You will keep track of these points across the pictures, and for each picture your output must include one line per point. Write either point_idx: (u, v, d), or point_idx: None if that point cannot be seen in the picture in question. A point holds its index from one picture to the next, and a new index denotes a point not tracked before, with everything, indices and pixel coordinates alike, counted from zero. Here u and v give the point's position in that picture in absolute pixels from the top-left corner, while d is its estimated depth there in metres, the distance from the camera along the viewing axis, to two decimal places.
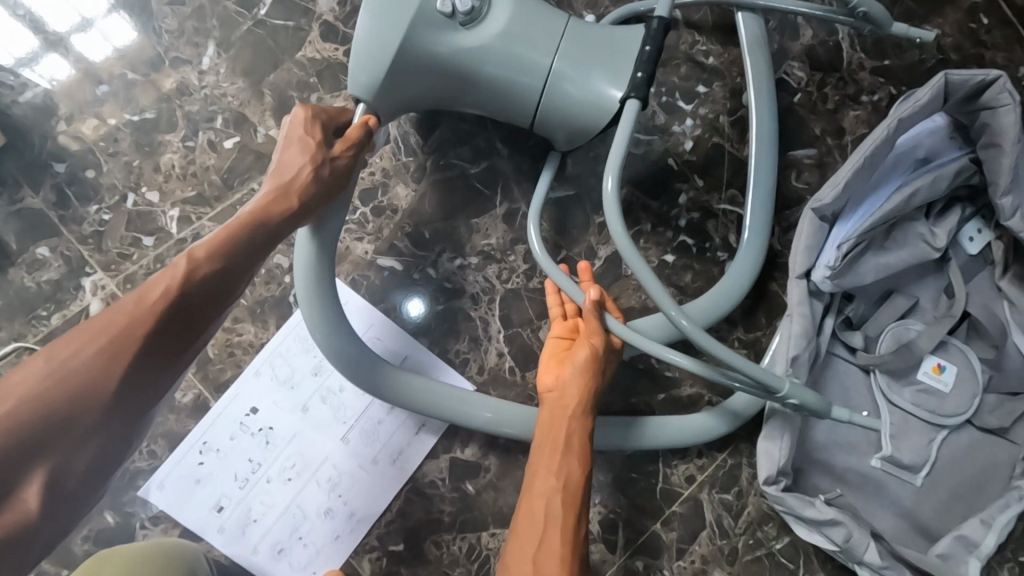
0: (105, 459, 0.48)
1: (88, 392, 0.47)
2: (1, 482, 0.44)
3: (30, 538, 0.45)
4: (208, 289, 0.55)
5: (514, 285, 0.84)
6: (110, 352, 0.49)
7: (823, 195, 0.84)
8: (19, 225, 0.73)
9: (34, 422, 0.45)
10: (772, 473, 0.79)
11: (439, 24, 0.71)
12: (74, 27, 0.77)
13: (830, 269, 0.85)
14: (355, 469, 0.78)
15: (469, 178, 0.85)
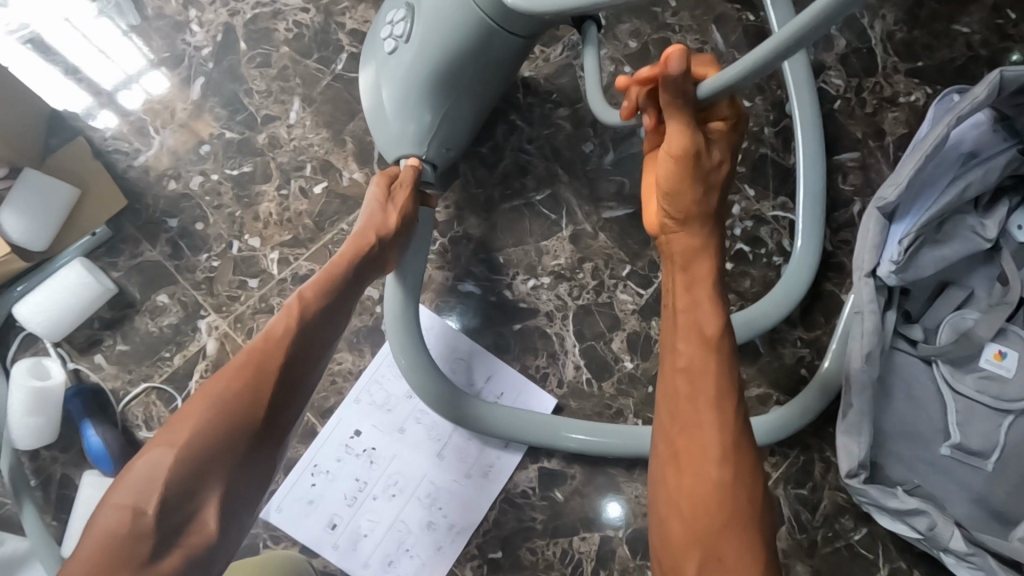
0: (260, 480, 0.55)
1: (242, 421, 0.55)
2: (181, 509, 0.50)
3: (214, 554, 0.51)
4: (317, 322, 0.63)
5: (585, 301, 0.90)
6: (250, 384, 0.56)
7: (886, 192, 0.89)
8: (141, 276, 0.81)
9: (203, 452, 0.52)
10: (854, 466, 0.83)
11: (394, 61, 0.79)
12: (118, 83, 0.86)
13: (895, 263, 0.89)
14: (451, 483, 0.83)
15: (535, 205, 0.91)
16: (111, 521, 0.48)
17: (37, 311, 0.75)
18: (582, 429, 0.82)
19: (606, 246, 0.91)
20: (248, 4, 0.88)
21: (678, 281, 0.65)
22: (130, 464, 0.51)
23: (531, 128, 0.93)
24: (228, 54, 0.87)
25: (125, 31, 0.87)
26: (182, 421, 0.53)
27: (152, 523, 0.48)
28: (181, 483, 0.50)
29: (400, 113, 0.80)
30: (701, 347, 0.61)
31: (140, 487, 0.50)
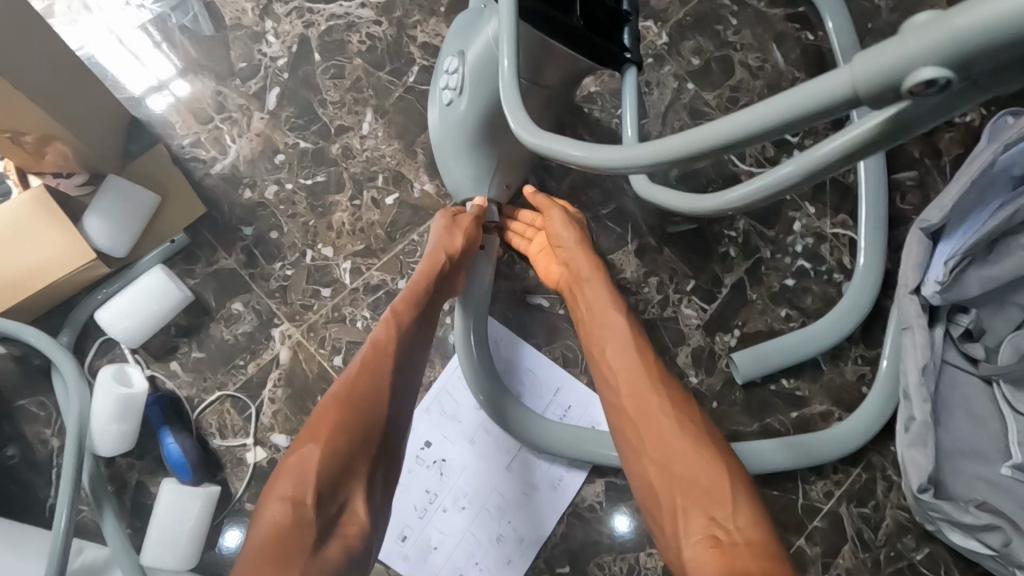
0: (392, 474, 0.60)
1: (375, 420, 0.59)
2: (336, 499, 0.54)
3: (366, 543, 0.55)
4: (416, 331, 0.67)
5: (651, 315, 0.92)
6: (374, 381, 0.61)
7: (929, 215, 0.90)
8: (217, 284, 0.81)
9: (347, 443, 0.56)
10: (924, 481, 0.82)
11: (449, 108, 0.81)
12: (149, 89, 0.86)
13: (940, 284, 0.89)
14: (521, 496, 0.83)
15: (602, 218, 0.93)
16: (276, 514, 0.51)
17: (118, 317, 0.75)
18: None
19: (670, 260, 0.93)
20: (323, 16, 0.89)
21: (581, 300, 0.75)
22: (284, 463, 0.54)
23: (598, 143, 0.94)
24: (303, 65, 0.88)
25: (157, 41, 0.88)
26: (323, 422, 0.57)
27: (315, 514, 0.52)
28: (333, 473, 0.54)
29: (456, 157, 0.82)
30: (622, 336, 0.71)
31: (296, 482, 0.53)
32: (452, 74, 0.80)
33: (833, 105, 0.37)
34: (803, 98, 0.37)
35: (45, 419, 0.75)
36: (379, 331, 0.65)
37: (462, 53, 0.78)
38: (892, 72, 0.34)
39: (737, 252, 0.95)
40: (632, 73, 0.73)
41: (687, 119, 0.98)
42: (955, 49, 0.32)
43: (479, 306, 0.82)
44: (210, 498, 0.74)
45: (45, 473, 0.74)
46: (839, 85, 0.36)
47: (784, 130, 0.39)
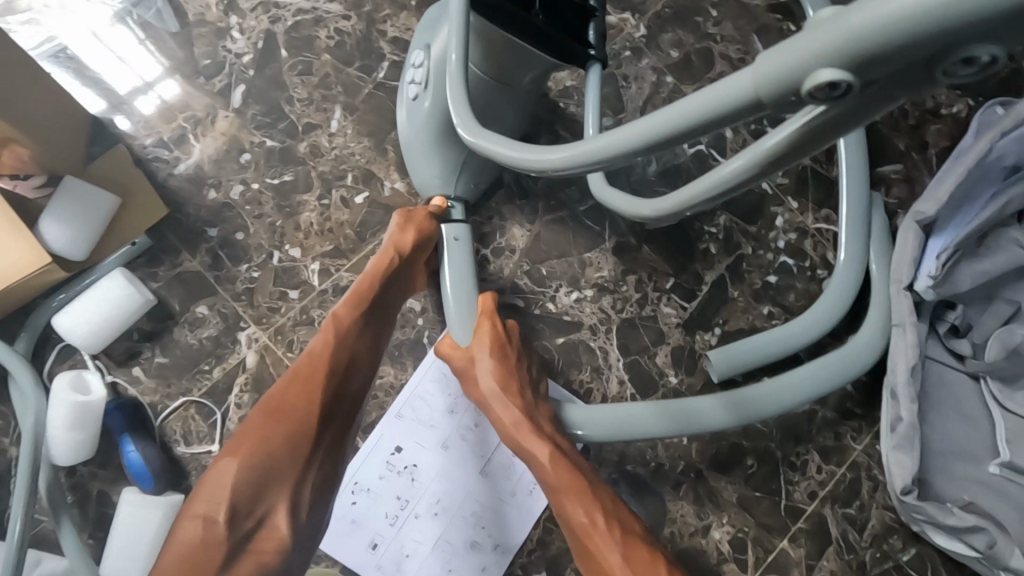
0: (327, 484, 0.60)
1: (301, 432, 0.59)
2: (251, 514, 0.54)
3: (286, 559, 0.54)
4: (360, 336, 0.67)
5: (629, 314, 0.89)
6: (306, 391, 0.61)
7: (923, 207, 0.88)
8: (181, 287, 0.79)
9: (265, 456, 0.56)
10: (908, 482, 0.81)
11: (415, 105, 0.79)
12: (134, 90, 0.84)
13: (933, 279, 0.87)
14: (495, 501, 0.80)
15: (578, 216, 0.90)
16: (190, 530, 0.52)
17: (78, 323, 0.73)
18: (599, 419, 0.78)
19: (649, 257, 0.91)
20: (290, 11, 0.87)
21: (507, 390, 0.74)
22: (205, 478, 0.55)
23: (575, 139, 0.92)
24: (270, 62, 0.86)
25: (140, 39, 0.86)
26: (247, 436, 0.57)
27: (225, 530, 0.52)
28: (248, 489, 0.55)
29: (422, 157, 0.80)
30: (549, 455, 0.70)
31: (212, 496, 0.54)
32: (418, 69, 0.78)
33: (740, 106, 0.38)
34: (712, 99, 0.39)
35: (3, 428, 0.73)
36: (319, 339, 0.65)
37: (429, 48, 0.76)
38: (792, 73, 0.35)
39: (719, 249, 0.93)
40: (595, 71, 0.72)
41: (666, 113, 0.96)
42: (850, 52, 0.32)
43: (457, 317, 0.78)
44: (172, 508, 0.72)
45: (3, 483, 0.72)
46: (743, 87, 0.37)
47: (702, 128, 0.40)
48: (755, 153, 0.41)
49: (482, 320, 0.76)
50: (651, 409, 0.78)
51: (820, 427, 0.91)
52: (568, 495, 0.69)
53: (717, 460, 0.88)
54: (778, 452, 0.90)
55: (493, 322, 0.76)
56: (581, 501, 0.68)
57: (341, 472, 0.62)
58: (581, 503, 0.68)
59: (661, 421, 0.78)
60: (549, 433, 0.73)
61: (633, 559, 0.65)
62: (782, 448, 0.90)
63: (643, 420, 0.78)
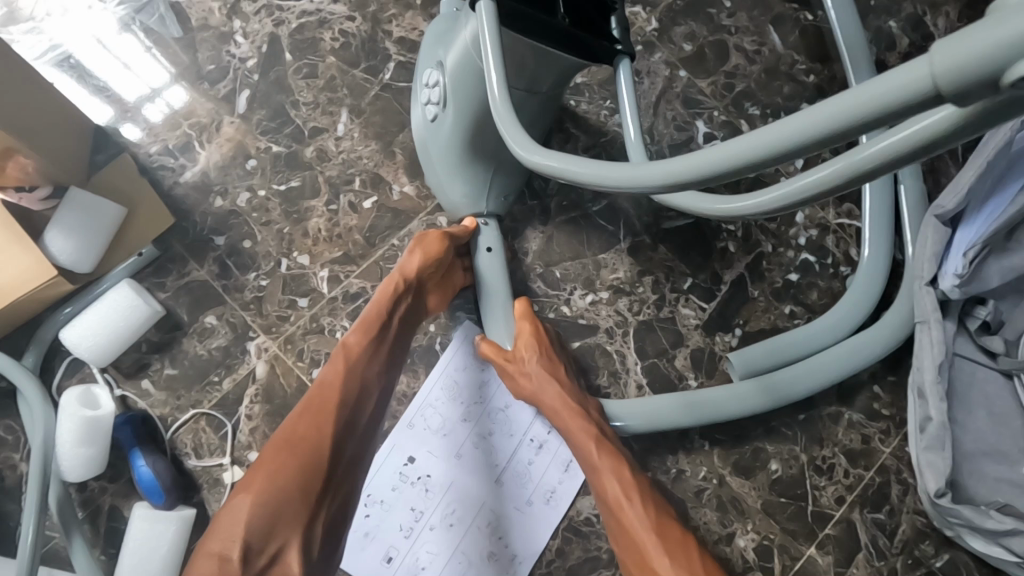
0: (337, 516, 0.59)
1: (315, 464, 0.57)
2: (266, 550, 0.53)
3: None
4: (370, 362, 0.66)
5: (646, 316, 0.86)
6: (319, 423, 0.59)
7: (944, 201, 0.85)
8: (188, 297, 0.78)
9: (277, 491, 0.55)
10: (942, 485, 0.77)
11: (435, 123, 0.77)
12: (142, 97, 0.83)
13: (959, 277, 0.83)
14: (512, 511, 0.78)
15: (592, 216, 0.88)
16: (204, 570, 0.51)
17: (85, 335, 0.72)
18: (631, 410, 0.80)
19: (666, 257, 0.88)
20: (293, 13, 0.86)
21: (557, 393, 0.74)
22: (217, 516, 0.54)
23: (587, 137, 0.89)
24: (275, 65, 0.85)
25: (147, 45, 0.85)
26: (258, 473, 0.56)
27: (240, 568, 0.51)
28: (263, 525, 0.53)
29: (448, 173, 0.78)
30: (602, 449, 0.71)
31: (227, 533, 0.53)
32: (433, 85, 0.75)
33: (914, 102, 0.31)
34: (875, 96, 0.32)
35: (13, 444, 0.72)
36: (328, 371, 0.64)
37: (441, 64, 0.74)
38: (986, 64, 0.28)
39: (737, 246, 0.90)
40: (625, 65, 0.67)
41: (681, 108, 0.93)
42: None
43: (496, 320, 0.80)
44: (184, 522, 0.71)
45: (15, 499, 0.71)
46: (917, 79, 0.31)
47: (857, 132, 0.34)
48: (884, 148, 0.37)
49: (521, 323, 0.77)
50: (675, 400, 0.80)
51: (847, 429, 0.88)
52: (607, 472, 0.70)
53: (740, 465, 0.86)
54: (803, 456, 0.87)
55: (534, 325, 0.78)
56: (618, 476, 0.70)
57: (352, 503, 0.61)
58: (616, 478, 0.70)
59: (687, 414, 0.80)
60: (596, 419, 0.74)
61: (668, 542, 0.66)
62: (807, 451, 0.87)
63: (670, 413, 0.80)
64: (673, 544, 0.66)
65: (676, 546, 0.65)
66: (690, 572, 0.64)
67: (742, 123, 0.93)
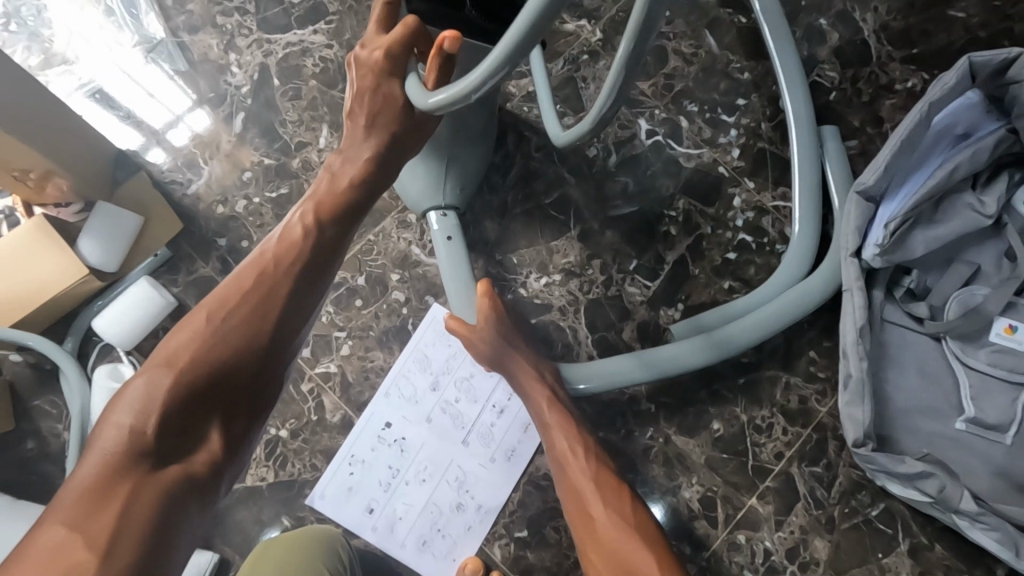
0: (267, 397, 0.59)
1: (248, 351, 0.57)
2: (186, 430, 0.53)
3: (214, 476, 0.53)
4: (314, 256, 0.64)
5: (595, 295, 0.97)
6: (257, 312, 0.58)
7: (865, 178, 0.92)
8: (197, 291, 0.92)
9: (201, 374, 0.54)
10: (861, 435, 0.86)
11: None
12: (167, 123, 0.98)
13: (879, 246, 0.91)
14: (477, 468, 0.90)
15: (545, 208, 0.99)
16: (110, 440, 0.50)
17: (112, 323, 0.86)
18: (589, 371, 0.90)
19: (613, 242, 0.99)
20: (280, 45, 1.00)
21: (518, 362, 0.83)
22: (130, 388, 0.52)
23: (540, 138, 1.01)
24: (265, 90, 0.98)
25: (170, 73, 1.00)
26: (183, 349, 0.54)
27: (151, 441, 0.50)
28: (181, 405, 0.53)
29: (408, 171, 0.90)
30: (552, 410, 0.80)
31: (138, 408, 0.51)
32: None
33: None
34: None
35: (56, 415, 0.87)
36: (270, 244, 0.63)
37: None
38: None
39: (679, 229, 1.00)
40: None
41: (625, 108, 1.03)
42: None
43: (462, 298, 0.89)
44: None
45: (58, 461, 0.86)
46: None
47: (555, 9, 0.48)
48: None
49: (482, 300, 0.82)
50: (632, 361, 0.90)
51: (785, 391, 0.97)
52: (555, 429, 0.79)
53: (685, 425, 0.95)
54: (743, 416, 0.96)
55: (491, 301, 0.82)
56: (565, 433, 0.78)
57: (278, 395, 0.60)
58: (563, 433, 0.78)
59: (642, 371, 0.89)
60: (550, 382, 0.84)
61: (603, 489, 0.73)
62: (747, 412, 0.96)
63: (630, 371, 0.89)
64: (609, 491, 0.73)
65: (610, 493, 0.73)
66: (621, 513, 0.71)
67: (681, 119, 1.03)
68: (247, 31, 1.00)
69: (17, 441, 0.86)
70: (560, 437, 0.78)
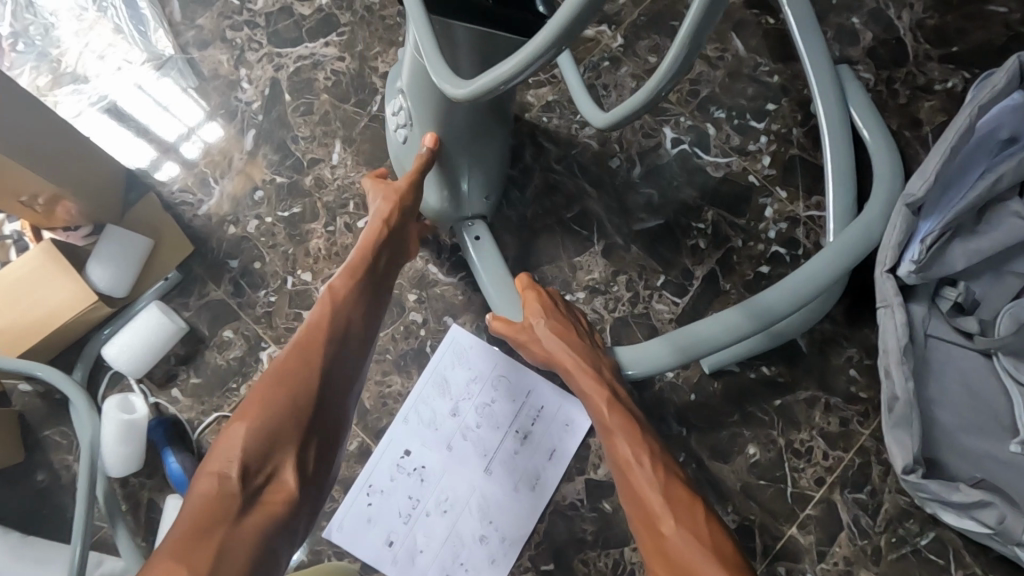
0: (333, 432, 0.65)
1: (307, 396, 0.63)
2: (268, 470, 0.58)
3: (299, 507, 0.59)
4: (353, 305, 0.73)
5: (621, 313, 0.93)
6: (310, 362, 0.66)
7: (914, 188, 0.85)
8: (209, 314, 0.89)
9: (273, 420, 0.60)
10: (910, 462, 0.80)
11: (408, 144, 0.86)
12: (179, 136, 0.95)
13: (915, 263, 0.86)
14: (500, 497, 0.85)
15: (567, 222, 0.95)
16: (205, 487, 0.55)
17: (123, 351, 0.83)
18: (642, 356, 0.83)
19: (638, 257, 0.94)
20: (290, 59, 0.97)
21: (576, 366, 0.79)
22: (216, 444, 0.59)
23: (559, 150, 0.97)
24: (276, 106, 0.95)
25: (184, 87, 0.98)
26: (252, 403, 0.60)
27: (238, 484, 0.55)
28: (260, 449, 0.58)
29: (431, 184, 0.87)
30: (618, 415, 0.75)
31: (225, 457, 0.57)
32: (401, 115, 0.85)
33: None
34: None
35: (67, 446, 0.84)
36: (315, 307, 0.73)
37: (403, 91, 0.83)
38: None
39: (707, 242, 0.95)
40: None
41: (649, 117, 0.99)
42: None
43: (503, 299, 0.87)
44: None
45: (69, 494, 0.83)
46: None
47: None
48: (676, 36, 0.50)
49: (527, 293, 0.84)
50: (667, 344, 0.81)
51: (824, 413, 0.91)
52: (617, 433, 0.74)
53: (718, 449, 0.90)
54: (781, 440, 0.90)
55: (539, 294, 0.84)
56: (628, 439, 0.73)
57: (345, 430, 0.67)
58: (627, 440, 0.73)
59: (679, 355, 0.81)
60: (608, 380, 0.79)
61: (674, 502, 0.67)
62: (784, 436, 0.91)
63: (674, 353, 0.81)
64: (682, 504, 0.67)
65: (682, 509, 0.67)
66: (697, 533, 0.64)
67: (708, 126, 0.99)
68: (256, 45, 0.97)
69: (27, 473, 0.83)
70: (625, 443, 0.73)
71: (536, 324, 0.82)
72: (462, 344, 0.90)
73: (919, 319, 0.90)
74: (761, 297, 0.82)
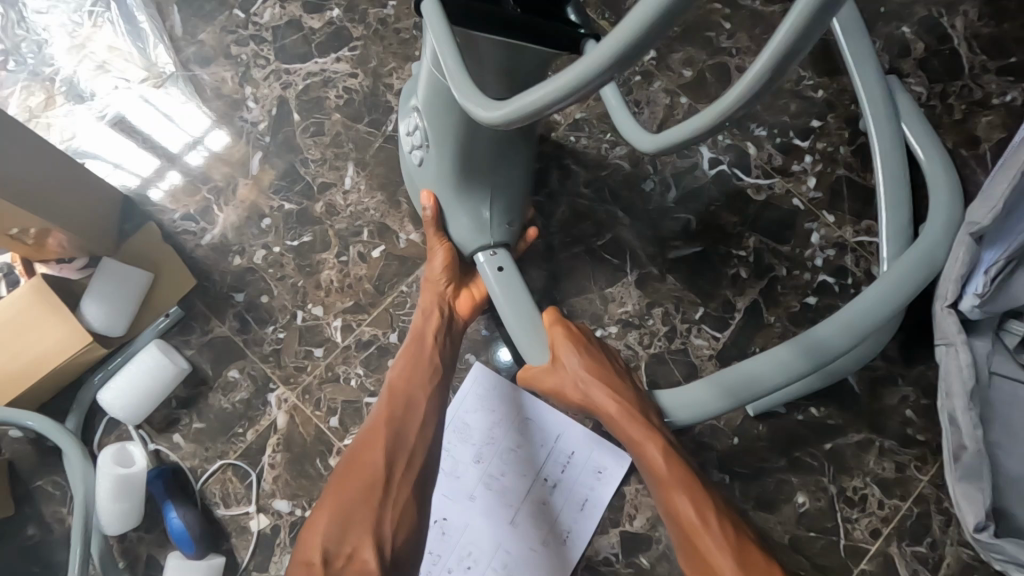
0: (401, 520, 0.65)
1: (372, 486, 0.66)
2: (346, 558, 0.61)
3: None
4: (416, 387, 0.74)
5: (657, 349, 0.86)
6: (374, 450, 0.68)
7: (977, 215, 0.77)
8: (212, 353, 0.83)
9: (347, 508, 0.64)
10: (982, 519, 0.73)
11: (424, 167, 0.80)
12: (185, 146, 0.89)
13: (979, 297, 0.78)
14: (528, 552, 0.78)
15: (597, 250, 0.88)
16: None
17: (120, 397, 0.77)
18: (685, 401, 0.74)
19: (675, 288, 0.87)
20: (299, 75, 0.90)
21: (619, 412, 0.72)
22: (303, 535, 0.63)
23: (587, 172, 0.90)
24: (284, 126, 0.89)
25: (187, 98, 0.91)
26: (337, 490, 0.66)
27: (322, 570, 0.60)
28: (337, 537, 0.62)
29: (451, 209, 0.80)
30: (676, 469, 0.69)
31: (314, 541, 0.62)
32: (416, 135, 0.79)
33: None
34: None
35: (61, 497, 0.78)
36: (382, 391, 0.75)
37: (419, 108, 0.76)
38: None
39: (749, 271, 0.88)
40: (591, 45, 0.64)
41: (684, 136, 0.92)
42: None
43: (524, 336, 0.78)
44: (216, 568, 0.76)
45: (64, 549, 0.77)
46: None
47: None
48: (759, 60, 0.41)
49: (553, 329, 0.77)
50: (711, 386, 0.73)
51: (879, 458, 0.84)
52: (676, 488, 0.68)
53: (764, 498, 0.83)
54: (832, 487, 0.83)
55: (568, 328, 0.77)
56: (690, 495, 0.67)
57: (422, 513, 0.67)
58: (688, 495, 0.67)
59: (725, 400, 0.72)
60: (658, 426, 0.72)
61: (751, 571, 0.63)
62: (835, 483, 0.83)
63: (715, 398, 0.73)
64: (757, 573, 0.63)
65: (759, 574, 0.62)
66: None
67: (748, 145, 0.91)
68: (263, 62, 0.91)
69: (17, 527, 0.77)
70: (688, 503, 0.67)
71: (569, 364, 0.75)
72: (485, 385, 0.83)
73: (982, 356, 0.83)
74: (813, 332, 0.74)
